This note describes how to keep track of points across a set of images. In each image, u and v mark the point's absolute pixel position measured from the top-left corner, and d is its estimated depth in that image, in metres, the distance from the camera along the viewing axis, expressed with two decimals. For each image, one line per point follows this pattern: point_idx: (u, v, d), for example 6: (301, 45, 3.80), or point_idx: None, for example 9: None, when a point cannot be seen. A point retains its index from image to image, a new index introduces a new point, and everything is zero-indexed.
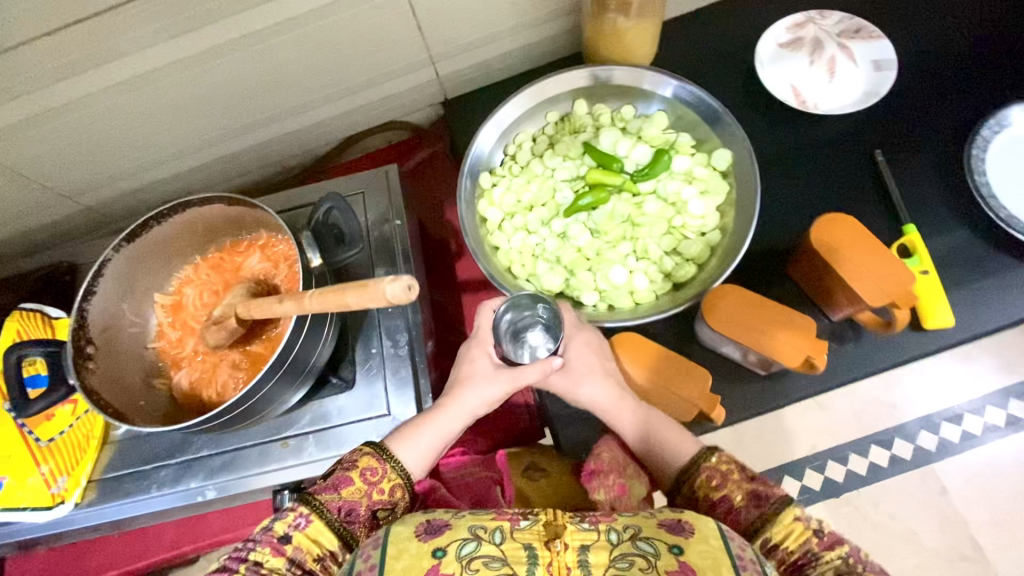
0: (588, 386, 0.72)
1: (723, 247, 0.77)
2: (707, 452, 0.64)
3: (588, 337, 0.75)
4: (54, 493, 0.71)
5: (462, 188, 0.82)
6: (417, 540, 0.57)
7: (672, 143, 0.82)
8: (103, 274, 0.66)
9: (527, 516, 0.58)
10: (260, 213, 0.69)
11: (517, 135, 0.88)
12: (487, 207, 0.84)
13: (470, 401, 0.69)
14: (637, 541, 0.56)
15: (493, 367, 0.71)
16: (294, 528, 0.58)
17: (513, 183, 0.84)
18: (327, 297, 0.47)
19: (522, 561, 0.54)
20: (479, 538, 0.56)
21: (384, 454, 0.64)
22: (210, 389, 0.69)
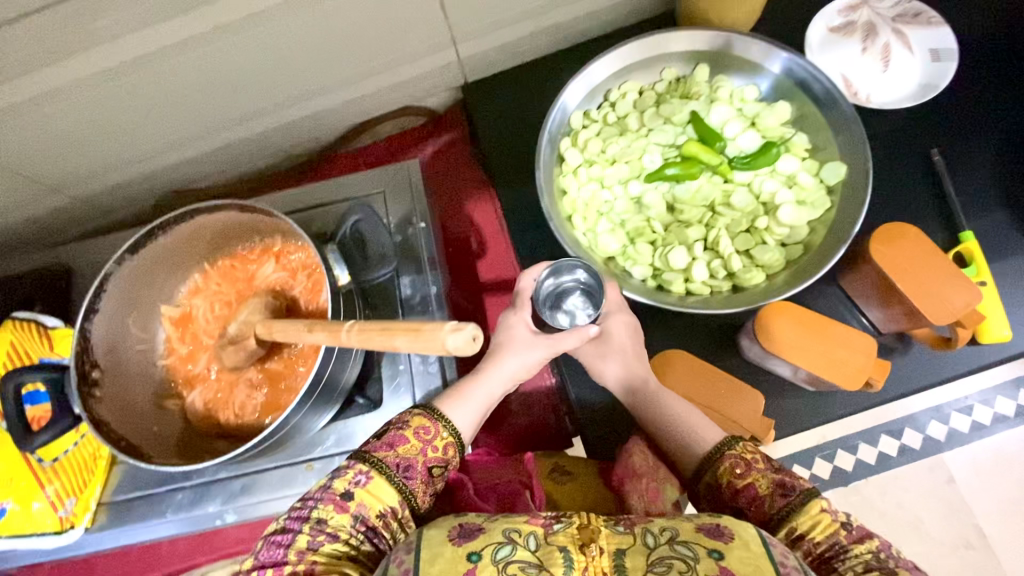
0: (617, 356, 0.73)
1: (801, 264, 0.73)
2: (734, 440, 0.61)
3: (624, 319, 0.75)
4: (62, 516, 0.67)
5: (551, 119, 0.80)
6: (452, 545, 0.52)
7: (784, 141, 0.78)
8: (105, 291, 0.60)
9: (561, 519, 0.53)
10: (273, 220, 0.63)
11: (620, 87, 0.84)
12: (569, 147, 0.82)
13: (511, 367, 0.68)
14: (675, 545, 0.50)
15: (533, 333, 0.70)
16: (355, 485, 0.56)
17: (603, 131, 0.82)
18: (370, 335, 0.42)
19: (558, 563, 0.50)
20: (514, 541, 0.51)
21: (436, 414, 0.62)
22: (227, 411, 0.64)
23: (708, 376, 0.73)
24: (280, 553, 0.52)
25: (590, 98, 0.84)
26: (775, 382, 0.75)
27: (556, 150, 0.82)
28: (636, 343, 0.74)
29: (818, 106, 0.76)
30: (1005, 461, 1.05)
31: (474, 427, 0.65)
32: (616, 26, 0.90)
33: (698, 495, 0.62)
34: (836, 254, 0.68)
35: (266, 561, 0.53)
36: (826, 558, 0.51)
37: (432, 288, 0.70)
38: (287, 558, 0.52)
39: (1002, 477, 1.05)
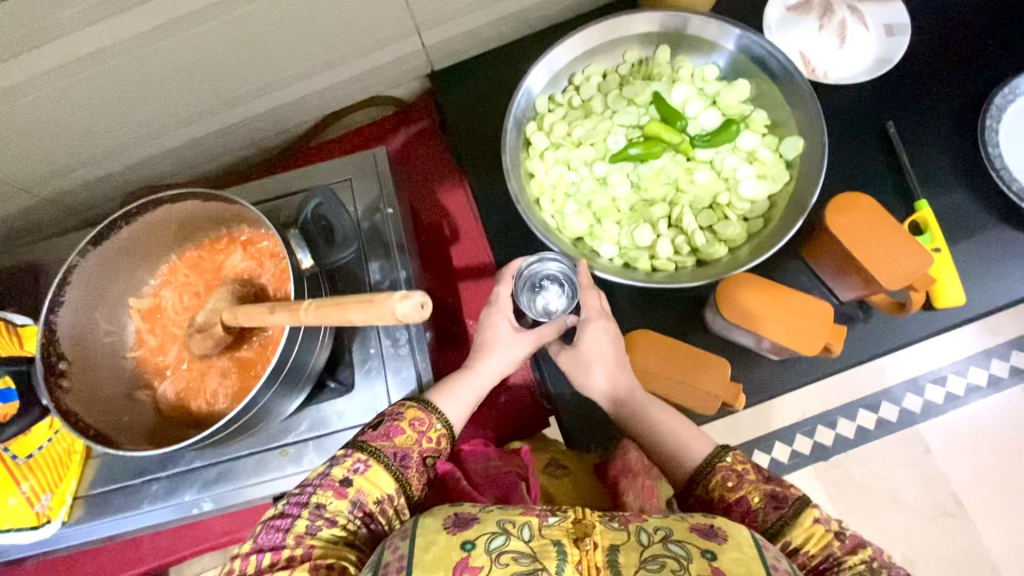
0: (599, 364, 0.71)
1: (762, 236, 0.74)
2: (723, 452, 0.62)
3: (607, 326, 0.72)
4: (38, 512, 0.67)
5: (515, 104, 0.81)
6: (446, 533, 0.52)
7: (744, 117, 0.80)
8: (70, 283, 0.60)
9: (556, 512, 0.53)
10: (238, 208, 0.63)
11: (584, 70, 0.85)
12: (535, 131, 0.83)
13: (497, 364, 0.71)
14: (668, 543, 0.50)
15: (515, 330, 0.73)
16: (353, 472, 0.57)
17: (568, 115, 0.83)
18: (326, 311, 0.43)
19: (551, 556, 0.49)
20: (507, 532, 0.51)
21: (430, 407, 0.64)
22: (199, 400, 0.64)
23: (674, 349, 0.74)
24: (278, 537, 0.53)
25: (554, 83, 0.85)
26: (743, 354, 0.76)
27: (522, 135, 0.83)
28: (619, 346, 0.72)
29: (777, 80, 0.77)
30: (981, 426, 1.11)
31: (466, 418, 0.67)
32: (580, 9, 0.91)
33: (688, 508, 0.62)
34: (796, 224, 0.69)
35: (264, 545, 0.53)
36: (820, 570, 0.53)
37: (400, 273, 0.71)
38: (285, 541, 0.53)
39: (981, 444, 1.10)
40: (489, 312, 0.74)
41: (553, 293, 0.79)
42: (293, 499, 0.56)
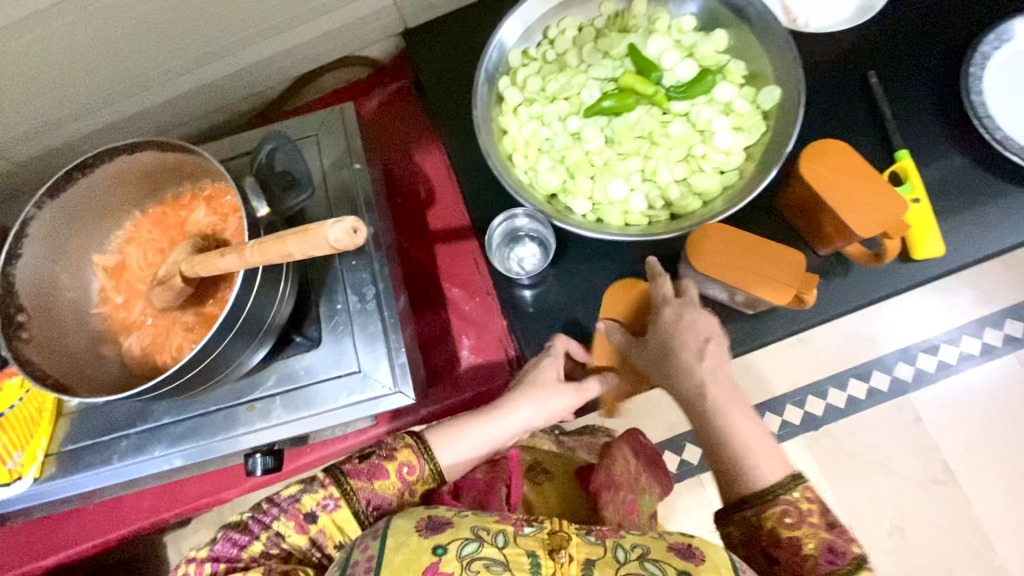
0: (676, 352, 0.67)
1: (736, 189, 0.73)
2: (791, 483, 0.60)
3: (681, 310, 0.68)
4: (9, 469, 0.67)
5: (487, 58, 0.79)
6: (418, 535, 0.58)
7: (722, 68, 0.78)
8: (27, 236, 0.60)
9: (533, 524, 0.59)
10: (199, 160, 0.63)
11: (558, 25, 0.83)
12: (508, 86, 0.81)
13: (527, 412, 0.70)
14: (645, 561, 0.58)
15: (555, 380, 0.71)
16: (322, 508, 0.63)
17: (542, 70, 0.82)
18: (266, 248, 0.42)
19: (524, 567, 0.55)
20: (481, 539, 0.57)
21: (424, 449, 0.67)
22: (165, 355, 0.64)
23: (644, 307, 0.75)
24: (234, 551, 0.60)
25: (527, 37, 0.84)
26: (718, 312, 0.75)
27: (494, 91, 0.81)
28: (700, 333, 0.67)
29: (753, 30, 0.76)
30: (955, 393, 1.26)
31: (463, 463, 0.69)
32: None
33: (729, 523, 0.62)
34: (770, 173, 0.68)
35: (221, 555, 0.60)
36: None
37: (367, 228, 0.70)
38: (240, 557, 0.60)
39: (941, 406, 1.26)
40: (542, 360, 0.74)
41: (527, 251, 0.84)
42: (255, 517, 0.62)
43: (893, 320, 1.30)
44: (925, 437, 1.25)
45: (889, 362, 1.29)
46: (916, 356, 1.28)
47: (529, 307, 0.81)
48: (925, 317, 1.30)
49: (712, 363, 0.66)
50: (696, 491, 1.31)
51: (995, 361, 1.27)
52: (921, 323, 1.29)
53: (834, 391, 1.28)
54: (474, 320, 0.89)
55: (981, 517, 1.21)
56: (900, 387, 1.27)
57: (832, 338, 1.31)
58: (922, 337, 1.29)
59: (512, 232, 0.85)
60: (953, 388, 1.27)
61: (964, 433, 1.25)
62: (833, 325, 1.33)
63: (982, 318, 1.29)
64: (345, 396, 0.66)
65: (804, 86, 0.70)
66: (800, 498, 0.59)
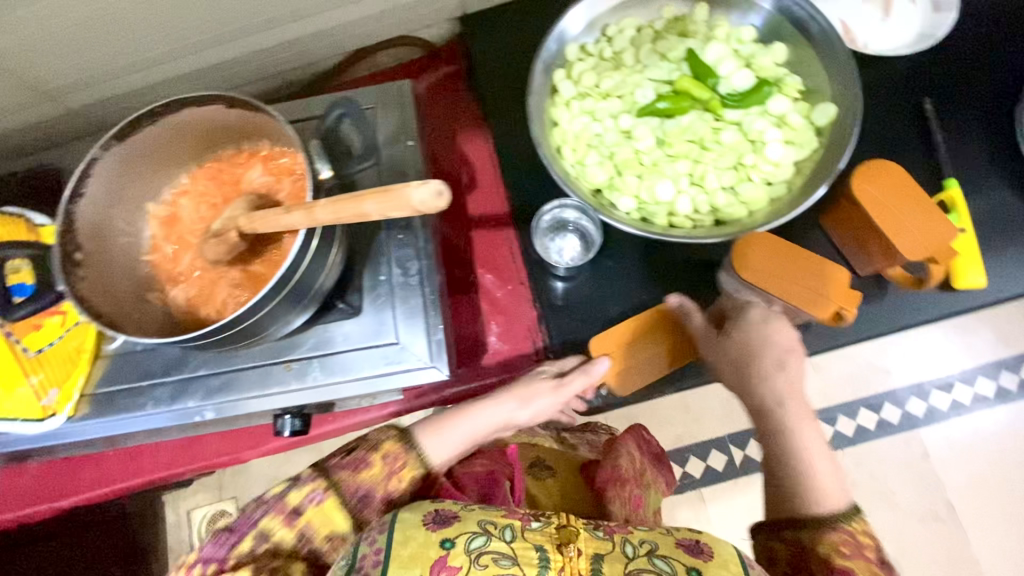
0: (758, 357, 0.67)
1: (783, 202, 0.73)
2: (853, 515, 0.60)
3: (768, 319, 0.68)
4: (45, 405, 0.69)
5: (545, 50, 0.80)
6: (425, 529, 0.59)
7: (779, 81, 0.78)
8: (90, 177, 0.61)
9: (539, 519, 0.61)
10: (263, 118, 0.64)
11: (617, 23, 0.84)
12: (563, 79, 0.82)
13: (507, 407, 0.74)
14: (652, 558, 0.58)
15: (541, 381, 0.76)
16: (309, 501, 0.62)
17: (598, 66, 0.82)
18: (342, 207, 0.44)
19: (532, 562, 0.56)
20: (489, 533, 0.59)
21: (411, 442, 0.67)
22: (209, 307, 0.65)
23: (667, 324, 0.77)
24: (221, 551, 0.59)
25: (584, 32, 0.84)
26: None
27: (549, 82, 0.82)
28: (786, 344, 0.67)
29: (813, 45, 0.77)
30: (966, 433, 1.26)
31: (449, 457, 0.70)
32: None
33: (774, 541, 0.62)
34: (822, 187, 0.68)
35: (207, 557, 0.59)
36: None
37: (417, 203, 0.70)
38: (227, 556, 0.59)
39: (952, 445, 1.26)
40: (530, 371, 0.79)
41: (568, 244, 0.84)
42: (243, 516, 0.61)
43: (911, 354, 1.30)
44: (932, 474, 1.25)
45: (902, 396, 1.28)
46: (930, 393, 1.28)
47: (559, 300, 0.82)
48: (942, 355, 1.29)
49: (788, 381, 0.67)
50: (697, 505, 1.31)
51: (1009, 405, 1.26)
52: (938, 359, 1.29)
53: (845, 419, 1.28)
54: (506, 307, 0.88)
55: (981, 558, 1.21)
56: (911, 421, 1.27)
57: (846, 365, 1.31)
58: (938, 374, 1.28)
59: (556, 222, 0.85)
60: (966, 428, 1.26)
61: (971, 474, 1.24)
62: (850, 353, 1.32)
63: (1000, 361, 1.28)
64: (381, 365, 0.67)
65: (861, 105, 0.71)
66: (857, 530, 0.59)
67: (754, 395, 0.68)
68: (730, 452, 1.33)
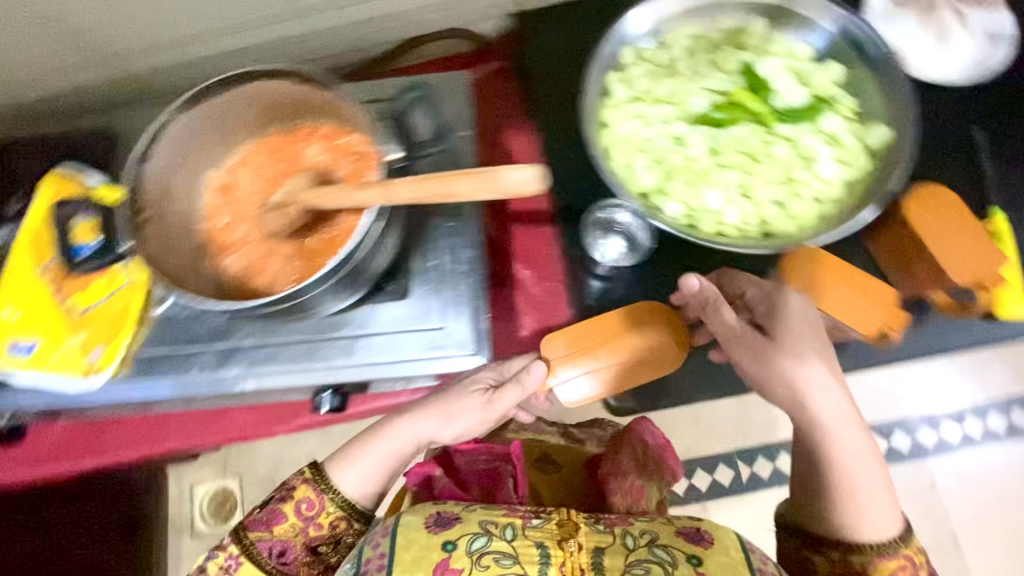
0: (819, 379, 0.63)
1: (832, 220, 0.74)
2: (904, 531, 0.63)
3: (821, 334, 0.65)
4: (89, 363, 0.69)
5: (602, 52, 0.81)
6: (428, 532, 0.63)
7: (833, 99, 0.78)
8: (160, 140, 0.62)
9: (539, 516, 0.64)
10: (331, 99, 0.65)
11: (674, 30, 0.85)
12: (618, 82, 0.82)
13: (430, 426, 0.73)
14: (653, 548, 0.62)
15: (470, 395, 0.74)
16: (228, 568, 0.67)
17: (653, 71, 0.83)
18: (426, 184, 0.49)
19: (533, 560, 0.60)
20: (490, 533, 0.62)
21: (326, 483, 0.70)
22: (261, 279, 0.66)
23: (655, 318, 0.81)
24: None
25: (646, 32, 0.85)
26: None
27: (603, 84, 0.82)
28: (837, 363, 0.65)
29: (872, 67, 0.77)
30: (974, 467, 1.26)
31: (374, 484, 0.71)
32: None
33: (814, 554, 0.65)
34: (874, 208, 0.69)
35: None
36: None
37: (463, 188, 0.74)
38: None
39: (959, 478, 1.26)
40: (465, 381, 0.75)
41: (614, 245, 0.85)
42: None
43: (925, 384, 1.30)
44: (938, 505, 1.25)
45: (914, 425, 1.28)
46: (942, 424, 1.28)
47: (591, 298, 0.85)
48: (957, 387, 1.29)
49: (837, 403, 0.64)
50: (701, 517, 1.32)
51: (1020, 442, 1.26)
52: (952, 392, 1.29)
53: None
54: (541, 302, 0.87)
55: None
56: (921, 451, 1.27)
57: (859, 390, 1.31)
58: (951, 406, 1.28)
59: (606, 222, 0.86)
60: (974, 462, 1.26)
61: (977, 508, 1.24)
62: (864, 379, 1.32)
63: (1014, 398, 1.28)
64: (425, 349, 0.68)
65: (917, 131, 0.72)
66: (914, 551, 0.63)
67: (800, 415, 0.65)
68: (737, 467, 1.33)
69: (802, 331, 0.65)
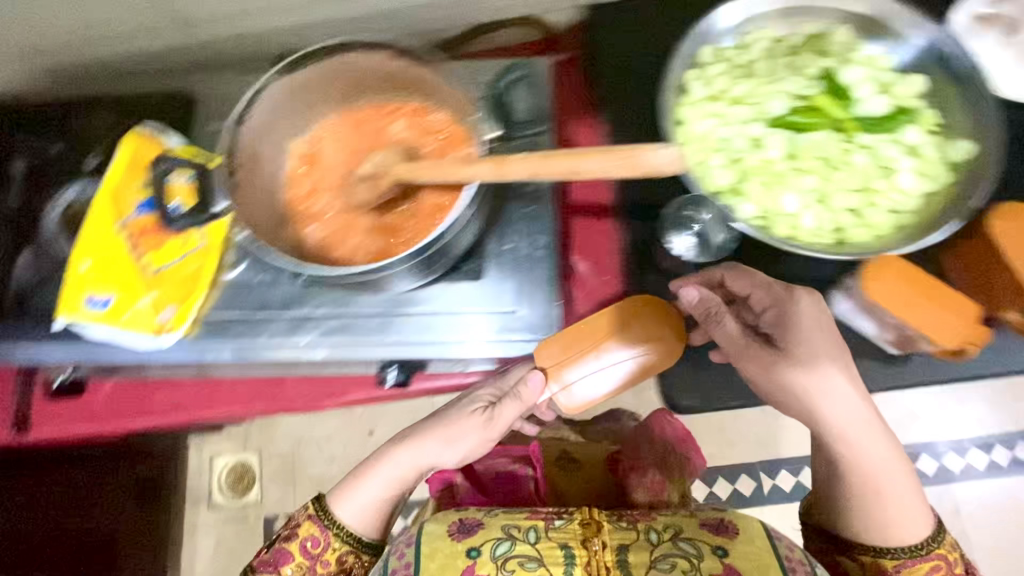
0: (831, 385, 0.63)
1: (910, 232, 0.73)
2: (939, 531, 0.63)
3: (827, 339, 0.66)
4: (161, 322, 0.70)
5: (682, 48, 0.81)
6: (451, 540, 0.63)
7: (915, 111, 0.78)
8: (257, 102, 0.63)
9: (562, 517, 0.64)
10: (424, 74, 0.65)
11: (754, 32, 0.85)
12: (695, 79, 0.82)
13: (430, 451, 0.70)
14: (678, 543, 0.62)
15: (471, 415, 0.71)
16: None
17: (731, 71, 0.82)
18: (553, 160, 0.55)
19: (557, 561, 0.60)
20: (512, 538, 0.62)
21: (326, 517, 0.67)
22: (341, 249, 0.66)
23: (649, 314, 0.82)
24: None
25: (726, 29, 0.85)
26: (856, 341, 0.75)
27: (680, 81, 0.82)
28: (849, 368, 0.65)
29: (955, 81, 0.78)
30: (998, 495, 1.24)
31: (374, 516, 0.68)
32: None
33: (843, 557, 0.66)
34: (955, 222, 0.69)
35: None
36: None
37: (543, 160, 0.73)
38: None
39: (983, 506, 1.24)
40: (463, 402, 0.73)
41: (684, 242, 0.82)
42: None
43: (955, 408, 1.29)
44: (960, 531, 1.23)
45: (941, 449, 1.27)
46: (969, 450, 1.27)
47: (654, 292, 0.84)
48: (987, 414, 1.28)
49: (854, 411, 0.63)
50: None
51: None
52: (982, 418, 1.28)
53: None
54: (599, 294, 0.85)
55: None
56: (946, 476, 1.26)
57: (888, 410, 1.30)
58: (980, 433, 1.27)
59: (682, 218, 0.82)
60: (1001, 490, 1.24)
61: (1000, 537, 1.23)
62: (893, 399, 1.31)
63: None
64: (497, 329, 0.69)
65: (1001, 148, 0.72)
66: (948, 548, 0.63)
67: (813, 426, 0.65)
68: (759, 479, 1.30)
69: (811, 339, 0.65)
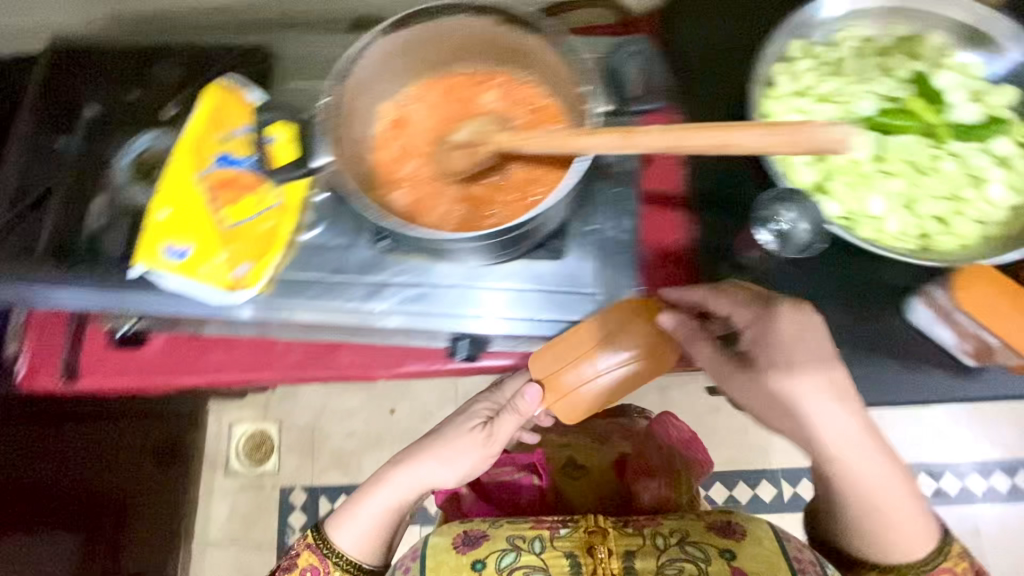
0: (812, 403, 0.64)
1: (999, 242, 0.72)
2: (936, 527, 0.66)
3: (809, 355, 0.64)
4: (234, 278, 0.68)
5: (776, 39, 0.78)
6: (457, 552, 0.74)
7: (1008, 121, 0.76)
8: (360, 60, 0.62)
9: (567, 526, 0.75)
10: (527, 43, 0.63)
11: (845, 30, 0.83)
12: (783, 74, 0.81)
13: (423, 472, 0.73)
14: (682, 547, 0.72)
15: (464, 433, 0.73)
16: None
17: (820, 67, 0.81)
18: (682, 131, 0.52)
19: (562, 567, 0.72)
20: (518, 549, 0.73)
21: (326, 545, 0.72)
22: (427, 217, 0.65)
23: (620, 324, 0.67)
24: None
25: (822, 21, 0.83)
26: (931, 348, 0.73)
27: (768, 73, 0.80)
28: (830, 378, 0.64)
29: None
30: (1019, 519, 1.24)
31: (370, 543, 0.72)
32: None
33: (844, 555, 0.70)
34: None
35: None
36: None
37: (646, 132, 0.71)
38: None
39: (1003, 529, 1.24)
40: (463, 418, 0.74)
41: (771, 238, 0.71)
42: None
43: (983, 430, 1.28)
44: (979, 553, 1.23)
45: (965, 469, 1.27)
46: (993, 472, 1.26)
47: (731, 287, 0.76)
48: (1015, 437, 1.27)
49: (843, 430, 0.64)
50: None
51: None
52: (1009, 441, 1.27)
53: None
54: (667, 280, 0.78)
55: None
56: (968, 496, 1.25)
57: (914, 426, 1.29)
58: (1006, 456, 1.27)
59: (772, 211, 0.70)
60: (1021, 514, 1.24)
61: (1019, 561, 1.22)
62: (921, 416, 1.30)
63: None
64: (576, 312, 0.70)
65: None
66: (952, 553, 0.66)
67: (805, 439, 0.66)
68: (781, 486, 1.29)
69: (792, 350, 0.64)
